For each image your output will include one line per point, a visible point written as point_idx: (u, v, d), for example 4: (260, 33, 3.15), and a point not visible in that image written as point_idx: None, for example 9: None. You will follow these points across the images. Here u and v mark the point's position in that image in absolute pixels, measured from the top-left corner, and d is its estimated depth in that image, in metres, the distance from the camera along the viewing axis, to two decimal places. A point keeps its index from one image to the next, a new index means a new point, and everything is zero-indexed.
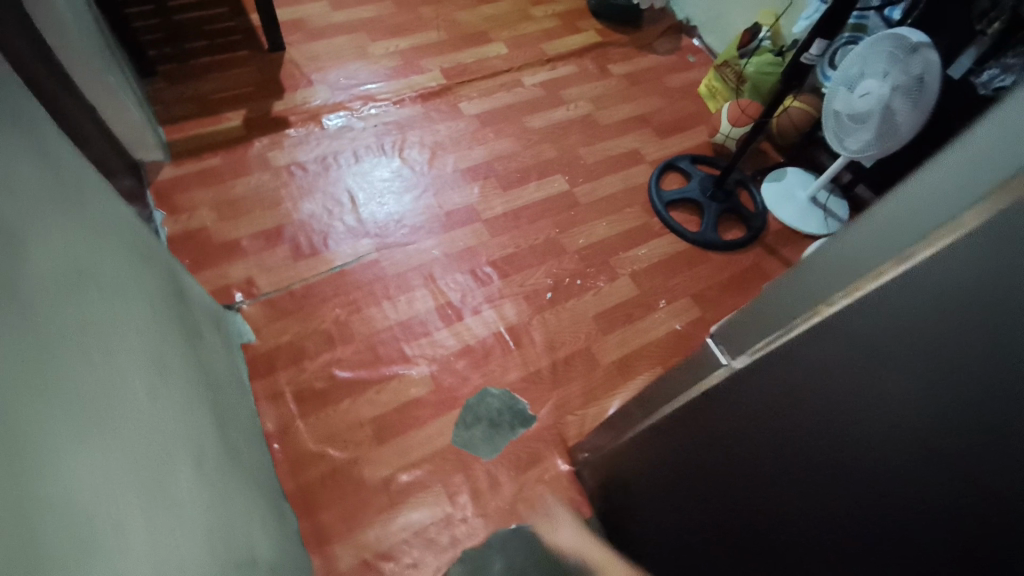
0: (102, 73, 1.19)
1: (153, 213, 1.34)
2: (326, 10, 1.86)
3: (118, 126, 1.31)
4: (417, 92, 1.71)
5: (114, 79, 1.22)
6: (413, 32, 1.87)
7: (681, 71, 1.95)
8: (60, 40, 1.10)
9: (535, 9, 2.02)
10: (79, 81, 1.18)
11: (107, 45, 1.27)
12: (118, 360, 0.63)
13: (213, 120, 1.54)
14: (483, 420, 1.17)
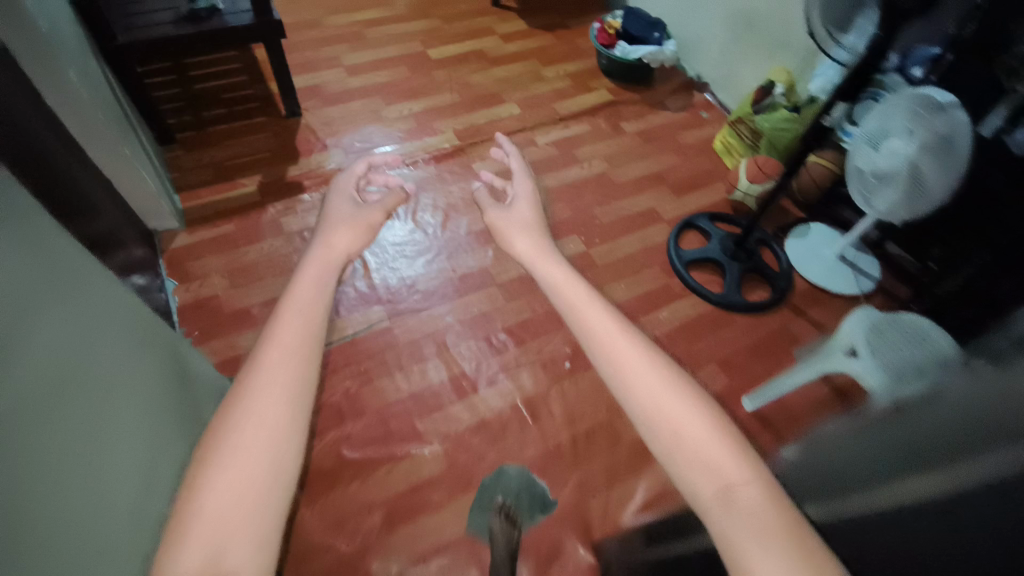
0: (121, 146, 1.20)
1: (164, 282, 1.33)
2: (343, 76, 1.91)
3: (134, 197, 1.32)
4: (430, 154, 1.72)
5: (132, 152, 1.23)
6: (427, 94, 1.90)
7: (692, 128, 1.97)
8: (78, 117, 1.10)
9: (546, 69, 2.06)
10: (97, 155, 1.19)
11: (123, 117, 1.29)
12: (117, 429, 0.60)
13: (229, 186, 1.56)
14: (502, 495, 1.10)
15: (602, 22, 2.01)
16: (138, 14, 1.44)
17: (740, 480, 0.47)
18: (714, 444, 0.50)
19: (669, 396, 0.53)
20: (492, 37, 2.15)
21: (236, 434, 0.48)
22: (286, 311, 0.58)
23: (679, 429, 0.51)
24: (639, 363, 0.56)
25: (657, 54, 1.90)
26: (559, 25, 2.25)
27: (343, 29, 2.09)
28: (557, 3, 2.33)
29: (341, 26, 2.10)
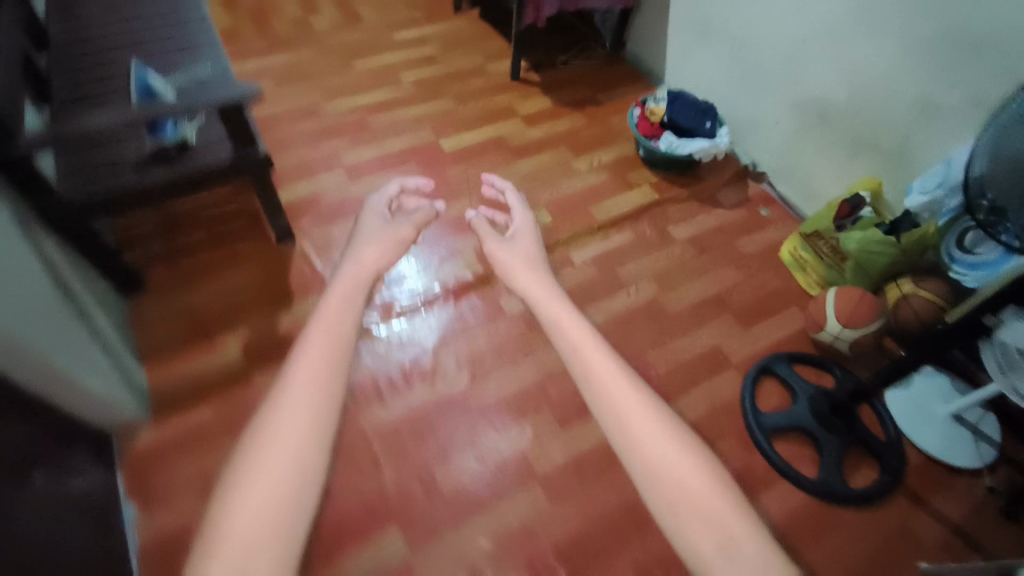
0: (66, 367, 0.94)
1: (121, 510, 1.06)
2: (344, 181, 1.64)
3: (83, 408, 1.04)
4: (448, 286, 1.47)
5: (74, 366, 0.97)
6: (441, 201, 1.63)
7: (751, 232, 1.68)
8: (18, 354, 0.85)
9: (578, 158, 1.77)
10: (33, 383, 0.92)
11: (67, 307, 1.02)
12: None
13: (207, 349, 1.28)
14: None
15: (645, 108, 1.75)
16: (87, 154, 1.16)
17: (731, 527, 0.47)
18: (700, 485, 0.49)
19: (658, 436, 0.52)
20: (514, 121, 1.88)
21: (272, 457, 0.45)
22: (320, 326, 0.55)
23: (667, 466, 0.50)
24: (624, 395, 0.55)
25: (708, 149, 1.63)
26: (588, 101, 1.98)
27: (344, 117, 1.82)
28: (585, 75, 2.07)
29: (341, 114, 1.83)
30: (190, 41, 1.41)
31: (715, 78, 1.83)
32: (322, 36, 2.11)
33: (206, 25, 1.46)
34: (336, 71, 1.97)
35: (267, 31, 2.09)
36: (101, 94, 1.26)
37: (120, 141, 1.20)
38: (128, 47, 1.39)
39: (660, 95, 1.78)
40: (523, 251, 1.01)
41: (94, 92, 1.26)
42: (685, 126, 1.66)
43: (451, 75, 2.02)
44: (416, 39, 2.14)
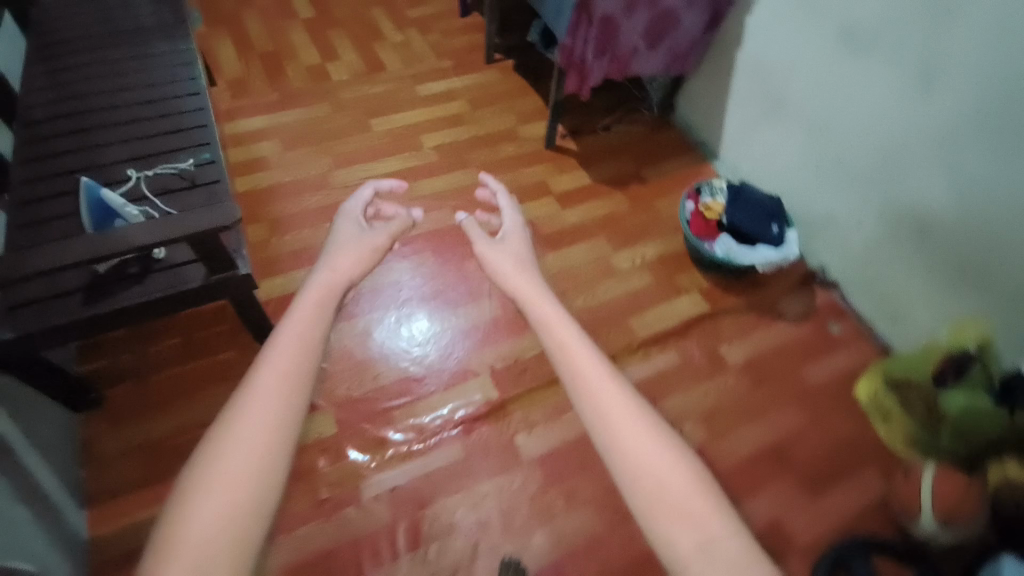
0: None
1: None
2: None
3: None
4: (457, 418, 1.22)
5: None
6: (455, 303, 1.41)
7: (821, 357, 1.39)
8: None
9: (617, 253, 1.53)
10: None
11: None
12: None
13: (168, 488, 1.09)
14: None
15: (698, 201, 1.49)
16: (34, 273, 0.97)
17: (707, 520, 0.43)
18: (682, 482, 0.45)
19: (633, 426, 0.48)
20: (547, 200, 1.64)
21: (232, 459, 0.48)
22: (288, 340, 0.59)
23: (639, 459, 0.46)
24: (596, 387, 0.52)
25: (772, 261, 1.37)
26: (633, 175, 1.73)
27: (355, 193, 1.63)
28: (630, 142, 1.82)
29: (353, 188, 1.64)
30: (179, 123, 1.23)
31: (785, 161, 1.54)
32: (340, 89, 1.92)
33: (201, 100, 1.28)
34: (352, 135, 1.78)
35: (280, 82, 1.91)
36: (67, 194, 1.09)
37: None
38: (110, 125, 1.22)
39: (717, 186, 1.52)
40: (517, 254, 0.85)
41: (58, 189, 1.09)
42: (746, 230, 1.39)
43: (478, 140, 1.80)
44: (442, 95, 1.93)
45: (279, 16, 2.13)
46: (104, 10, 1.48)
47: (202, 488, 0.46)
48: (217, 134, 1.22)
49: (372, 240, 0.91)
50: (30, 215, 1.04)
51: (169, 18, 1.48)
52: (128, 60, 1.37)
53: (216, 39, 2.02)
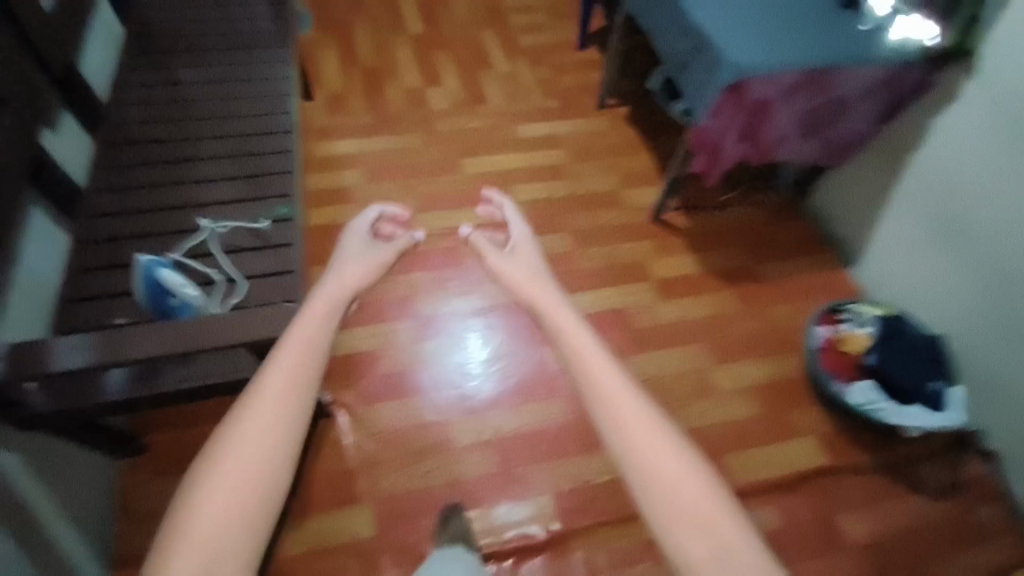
0: None
1: None
2: (410, 341, 1.31)
3: None
4: (509, 547, 1.07)
5: None
6: (526, 398, 1.26)
7: (957, 554, 1.14)
8: None
9: (718, 369, 1.32)
10: None
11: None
12: None
13: None
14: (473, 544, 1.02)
15: (837, 328, 1.26)
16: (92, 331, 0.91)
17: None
18: (703, 496, 0.41)
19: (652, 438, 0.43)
20: (644, 286, 1.44)
21: (235, 451, 0.43)
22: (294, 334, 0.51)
23: (685, 511, 0.40)
24: (634, 420, 0.44)
25: (925, 425, 1.14)
26: (746, 273, 1.49)
27: (435, 242, 1.49)
28: (746, 230, 1.56)
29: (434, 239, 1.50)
30: (266, 169, 1.13)
31: (966, 297, 1.24)
32: (437, 120, 1.79)
33: (293, 144, 1.17)
34: (441, 174, 1.65)
35: (378, 103, 1.81)
36: (138, 238, 1.02)
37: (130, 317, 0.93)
38: (198, 160, 1.13)
39: (862, 312, 1.28)
40: (534, 262, 0.63)
41: (131, 230, 1.02)
42: (901, 384, 1.17)
43: (576, 202, 1.62)
44: (544, 140, 1.77)
45: (388, 30, 2.04)
46: (209, 19, 1.39)
47: (199, 492, 0.41)
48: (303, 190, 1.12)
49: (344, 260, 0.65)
50: (99, 259, 0.98)
51: (277, 37, 1.37)
52: (228, 81, 1.27)
53: (322, 49, 1.94)
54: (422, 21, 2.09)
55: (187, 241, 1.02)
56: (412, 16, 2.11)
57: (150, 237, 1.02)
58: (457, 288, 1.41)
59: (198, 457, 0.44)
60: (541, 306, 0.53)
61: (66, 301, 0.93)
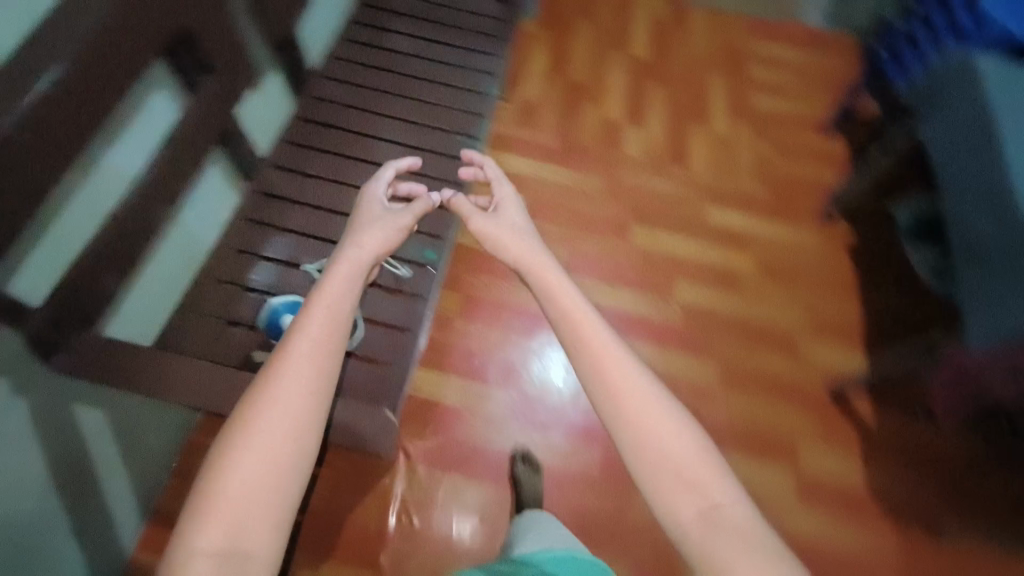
0: None
1: None
2: (497, 416, 1.21)
3: None
4: None
5: None
6: (591, 544, 1.10)
7: None
8: None
9: None
10: None
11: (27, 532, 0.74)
12: None
13: None
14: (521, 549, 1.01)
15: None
16: (200, 313, 0.87)
17: (705, 482, 0.44)
18: (682, 448, 0.46)
19: (636, 400, 0.48)
20: (785, 475, 1.16)
21: (259, 448, 0.47)
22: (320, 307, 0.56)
23: (646, 428, 0.47)
24: (603, 355, 0.50)
25: None
26: (922, 515, 1.14)
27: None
28: (948, 461, 1.19)
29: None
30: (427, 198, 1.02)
31: None
32: (622, 168, 1.57)
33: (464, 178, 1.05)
34: (603, 234, 1.46)
35: (567, 127, 1.63)
36: (282, 229, 0.96)
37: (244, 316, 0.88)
38: (368, 165, 1.04)
39: None
40: (515, 223, 0.69)
41: (280, 218, 0.97)
42: None
43: (744, 332, 1.33)
44: (732, 236, 1.48)
45: (610, 45, 1.82)
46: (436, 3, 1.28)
47: (227, 476, 0.46)
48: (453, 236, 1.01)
49: (365, 231, 0.68)
50: (240, 238, 0.94)
51: (494, 44, 1.24)
52: (427, 79, 1.16)
53: (535, 46, 1.78)
54: (650, 44, 1.84)
55: (326, 255, 0.95)
56: (642, 35, 1.86)
57: (293, 234, 0.96)
58: (536, 356, 1.28)
59: (220, 440, 0.48)
60: (534, 273, 0.59)
61: (201, 275, 0.91)
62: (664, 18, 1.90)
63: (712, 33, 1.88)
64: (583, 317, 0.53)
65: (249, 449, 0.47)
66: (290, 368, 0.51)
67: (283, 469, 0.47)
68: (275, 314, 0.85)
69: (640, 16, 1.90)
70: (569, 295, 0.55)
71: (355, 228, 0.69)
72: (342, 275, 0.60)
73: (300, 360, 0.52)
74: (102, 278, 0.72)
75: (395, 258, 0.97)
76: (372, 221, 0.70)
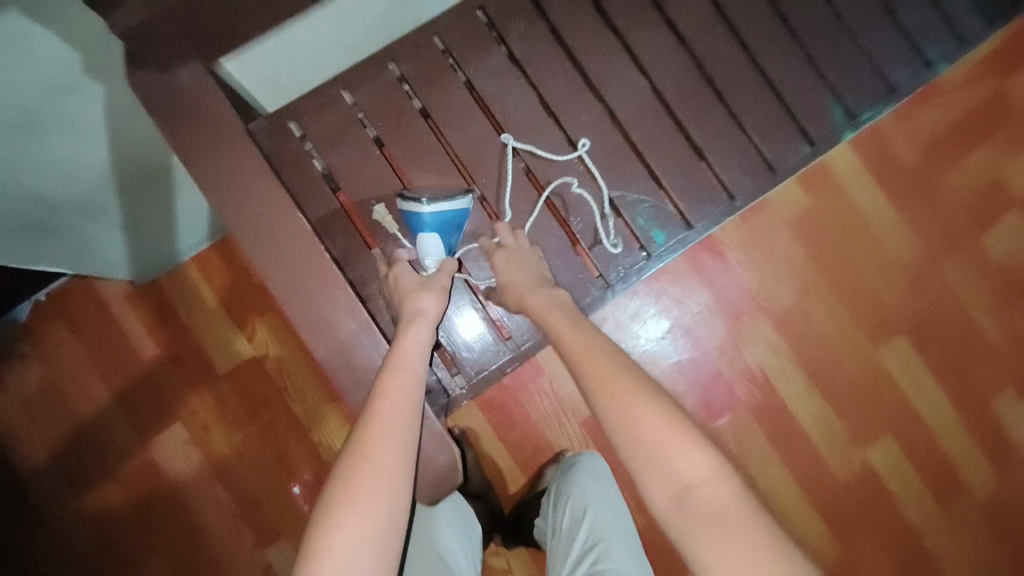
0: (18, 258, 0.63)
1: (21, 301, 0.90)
2: (561, 405, 0.95)
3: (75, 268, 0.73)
4: None
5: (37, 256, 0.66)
6: None
7: None
8: None
9: None
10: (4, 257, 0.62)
11: (73, 207, 0.63)
12: None
13: (231, 322, 0.92)
14: (471, 484, 0.90)
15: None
16: (378, 112, 0.68)
17: (682, 469, 0.48)
18: (652, 429, 0.49)
19: (607, 394, 0.52)
20: None
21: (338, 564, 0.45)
22: (397, 369, 0.54)
23: (623, 437, 0.50)
24: (596, 360, 0.54)
25: None
26: None
27: (734, 352, 0.98)
28: None
29: (743, 345, 0.98)
30: (709, 150, 0.70)
31: None
32: (955, 264, 1.02)
33: (784, 168, 0.70)
34: (858, 320, 1.00)
35: (942, 156, 1.03)
36: (521, 70, 0.69)
37: (408, 152, 0.68)
38: (693, 53, 0.69)
39: None
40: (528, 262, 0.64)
41: (526, 56, 0.68)
42: None
43: (889, 547, 1.00)
44: (1005, 447, 1.03)
45: None
46: None
47: None
48: (701, 239, 0.71)
49: (434, 285, 0.61)
50: (467, 43, 0.68)
51: None
52: None
53: None
54: None
55: (536, 145, 0.69)
56: None
57: (519, 85, 0.68)
58: (644, 332, 0.97)
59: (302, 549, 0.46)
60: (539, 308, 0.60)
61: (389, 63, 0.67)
62: None
63: None
64: (576, 337, 0.56)
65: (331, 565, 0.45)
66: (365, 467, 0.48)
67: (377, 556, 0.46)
68: (419, 222, 0.63)
69: None
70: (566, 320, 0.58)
71: (404, 295, 0.60)
72: (406, 344, 0.56)
73: (380, 454, 0.49)
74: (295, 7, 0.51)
75: (609, 221, 0.69)
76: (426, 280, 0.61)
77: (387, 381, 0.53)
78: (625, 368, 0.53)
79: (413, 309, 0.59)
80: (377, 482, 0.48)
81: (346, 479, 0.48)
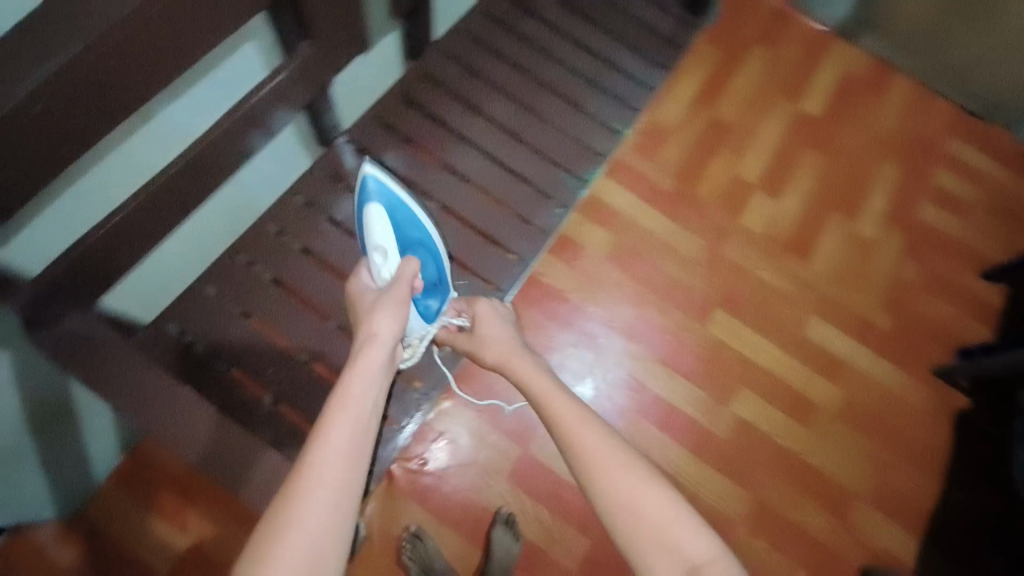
0: None
1: None
2: (487, 469, 1.08)
3: None
4: None
5: None
6: None
7: None
8: None
9: None
10: None
11: None
12: None
13: (165, 519, 0.97)
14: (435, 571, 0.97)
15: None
16: (247, 289, 0.85)
17: (686, 550, 0.58)
18: (657, 516, 0.60)
19: (620, 485, 0.62)
20: None
21: (284, 548, 0.49)
22: (354, 383, 0.63)
23: (635, 523, 0.60)
24: (605, 458, 0.64)
25: None
26: None
27: (608, 371, 1.20)
28: None
29: (611, 362, 1.21)
30: (498, 235, 0.95)
31: None
32: (731, 244, 1.34)
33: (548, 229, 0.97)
34: (682, 309, 1.27)
35: (689, 175, 1.39)
36: (349, 225, 0.91)
37: (274, 312, 0.85)
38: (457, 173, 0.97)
39: None
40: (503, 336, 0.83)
41: (353, 215, 0.92)
42: None
43: (790, 474, 1.19)
44: (831, 362, 1.29)
45: (777, 88, 1.53)
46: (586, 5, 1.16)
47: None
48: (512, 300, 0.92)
49: (388, 305, 0.73)
50: (303, 217, 0.90)
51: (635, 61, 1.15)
52: (556, 94, 1.07)
53: (693, 65, 1.52)
54: (823, 105, 1.54)
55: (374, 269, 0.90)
56: (822, 87, 1.55)
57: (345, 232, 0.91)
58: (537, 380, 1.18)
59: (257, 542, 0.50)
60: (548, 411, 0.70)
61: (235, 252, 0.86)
62: (860, 73, 1.58)
63: (908, 109, 1.55)
64: (588, 434, 0.66)
65: (280, 551, 0.49)
66: (318, 462, 0.54)
67: (324, 535, 0.51)
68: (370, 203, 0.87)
69: (830, 60, 1.59)
70: (577, 424, 0.68)
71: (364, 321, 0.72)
72: (363, 372, 0.65)
73: (334, 452, 0.56)
74: (145, 235, 0.74)
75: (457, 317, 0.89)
76: (374, 307, 0.73)
77: (346, 391, 0.62)
78: (635, 465, 0.63)
79: (368, 334, 0.70)
80: (326, 477, 0.54)
81: (305, 472, 0.54)
